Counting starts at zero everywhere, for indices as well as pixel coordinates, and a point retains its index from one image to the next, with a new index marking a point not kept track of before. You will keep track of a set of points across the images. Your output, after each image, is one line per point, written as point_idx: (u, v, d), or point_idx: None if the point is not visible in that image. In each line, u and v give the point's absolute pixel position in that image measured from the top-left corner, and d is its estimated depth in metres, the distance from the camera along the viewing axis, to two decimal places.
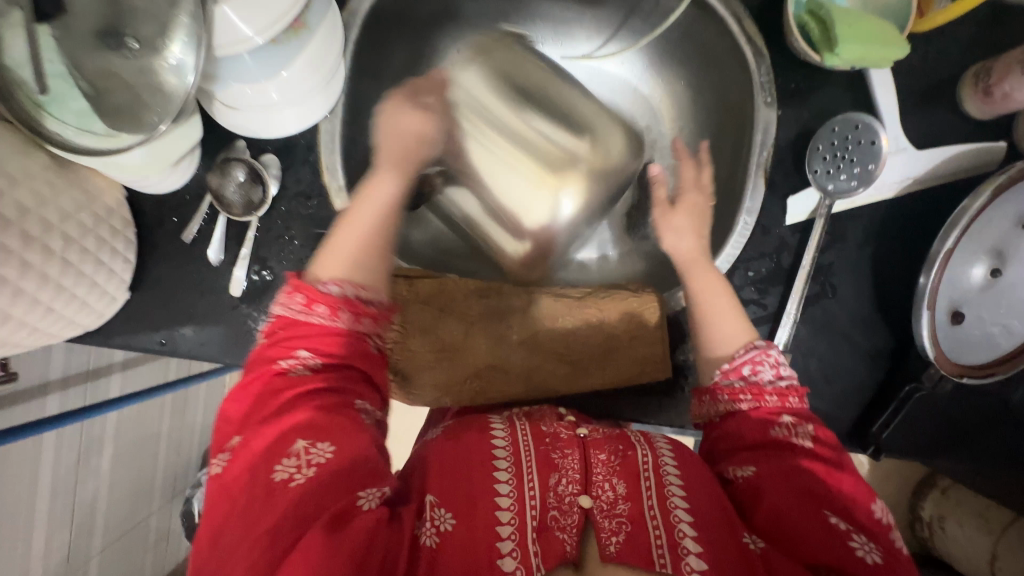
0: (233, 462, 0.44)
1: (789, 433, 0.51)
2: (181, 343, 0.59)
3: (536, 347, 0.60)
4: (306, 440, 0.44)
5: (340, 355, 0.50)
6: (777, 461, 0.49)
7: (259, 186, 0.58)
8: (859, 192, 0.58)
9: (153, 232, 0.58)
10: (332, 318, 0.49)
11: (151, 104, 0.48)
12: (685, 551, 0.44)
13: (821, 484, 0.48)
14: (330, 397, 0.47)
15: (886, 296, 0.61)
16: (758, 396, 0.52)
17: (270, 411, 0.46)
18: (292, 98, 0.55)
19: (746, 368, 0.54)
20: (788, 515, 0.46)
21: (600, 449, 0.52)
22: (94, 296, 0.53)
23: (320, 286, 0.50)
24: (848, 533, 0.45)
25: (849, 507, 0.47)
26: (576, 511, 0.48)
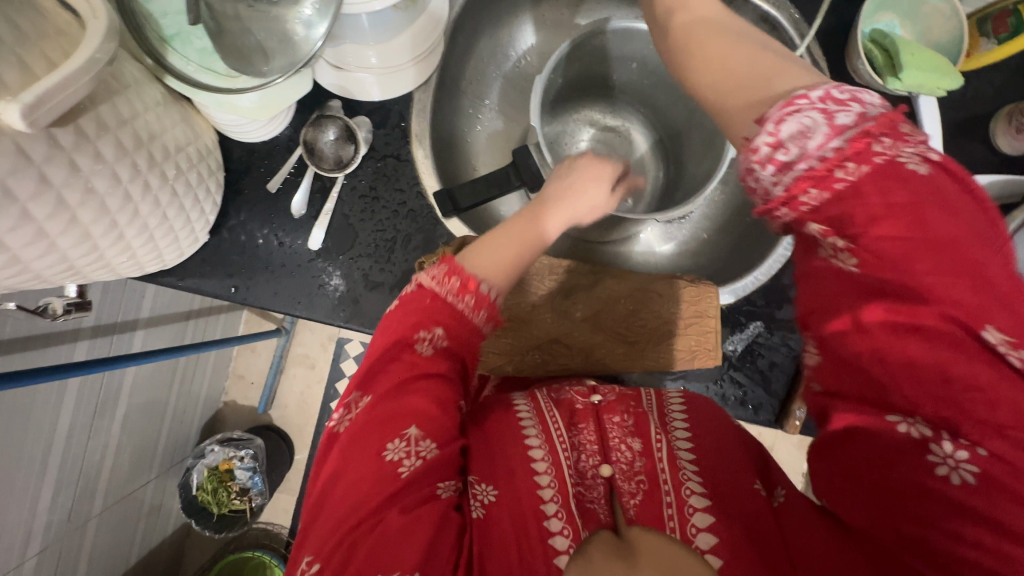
0: (352, 425, 0.48)
1: (837, 255, 0.32)
2: (252, 291, 0.60)
3: (598, 326, 0.63)
4: (419, 431, 0.47)
5: (466, 340, 0.50)
6: (871, 294, 0.31)
7: (351, 146, 0.60)
8: None
9: (239, 179, 0.60)
10: (475, 310, 0.50)
11: (274, 52, 0.50)
12: (691, 510, 0.45)
13: (922, 335, 0.29)
14: (444, 391, 0.48)
15: None
16: (864, 160, 0.30)
17: (393, 388, 0.48)
18: (389, 66, 0.58)
19: (787, 135, 0.31)
20: (854, 451, 0.32)
21: (613, 413, 0.56)
22: (184, 232, 0.53)
23: (476, 278, 0.49)
24: (923, 441, 0.30)
25: (954, 374, 0.29)
26: (600, 482, 0.51)
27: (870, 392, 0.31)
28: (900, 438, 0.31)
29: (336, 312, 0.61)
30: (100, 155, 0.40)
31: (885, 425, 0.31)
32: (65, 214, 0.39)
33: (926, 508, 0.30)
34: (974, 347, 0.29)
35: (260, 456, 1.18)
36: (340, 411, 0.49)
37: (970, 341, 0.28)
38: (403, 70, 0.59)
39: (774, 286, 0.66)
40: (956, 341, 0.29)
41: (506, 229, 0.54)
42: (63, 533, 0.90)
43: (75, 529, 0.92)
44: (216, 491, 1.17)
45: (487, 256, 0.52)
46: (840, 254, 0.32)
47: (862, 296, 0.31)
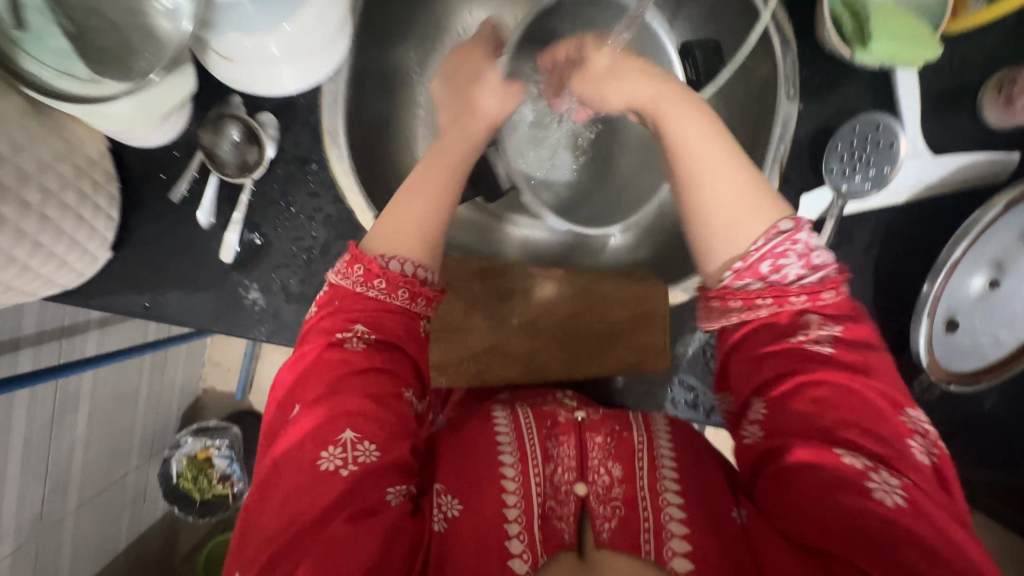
0: (286, 435, 0.43)
1: (812, 337, 0.45)
2: (167, 307, 0.56)
3: (537, 331, 0.59)
4: (357, 433, 0.42)
5: (393, 325, 0.46)
6: (795, 369, 0.44)
7: (256, 147, 0.55)
8: (870, 196, 0.58)
9: (139, 188, 0.55)
10: (391, 293, 0.46)
11: (142, 50, 0.44)
12: (669, 535, 0.43)
13: (841, 397, 0.42)
14: (380, 383, 0.44)
15: (886, 300, 0.61)
16: (811, 297, 0.45)
17: (325, 387, 0.43)
18: (294, 55, 0.51)
19: (765, 266, 0.45)
20: (802, 482, 0.40)
21: (596, 432, 0.50)
22: (74, 254, 0.49)
23: (378, 258, 0.46)
24: (862, 469, 0.40)
25: (859, 425, 0.41)
26: (572, 500, 0.47)
27: (796, 431, 0.42)
28: (846, 467, 0.40)
29: (258, 327, 0.57)
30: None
31: (834, 460, 0.40)
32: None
33: (862, 525, 0.38)
34: (861, 404, 0.42)
35: (237, 445, 1.21)
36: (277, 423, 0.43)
37: (858, 413, 0.42)
38: (311, 58, 0.53)
39: None
40: (850, 388, 0.42)
41: (409, 193, 0.49)
42: (37, 531, 0.92)
43: (51, 524, 0.95)
44: (196, 479, 1.18)
45: (386, 229, 0.48)
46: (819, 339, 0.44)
47: (773, 361, 0.45)
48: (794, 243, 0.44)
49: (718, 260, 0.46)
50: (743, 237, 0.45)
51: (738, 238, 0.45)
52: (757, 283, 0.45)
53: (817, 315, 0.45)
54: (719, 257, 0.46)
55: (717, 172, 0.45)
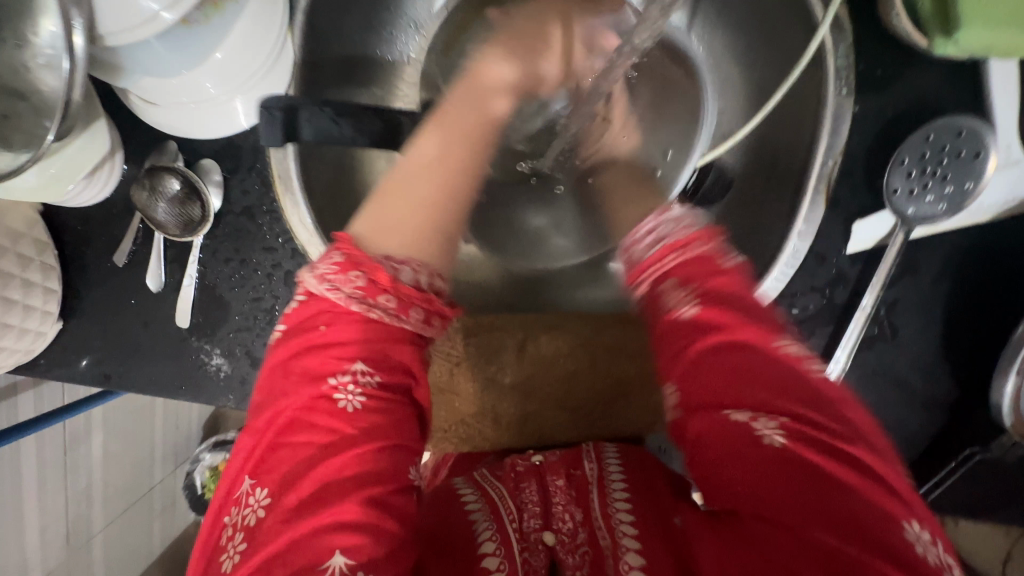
0: (250, 554, 0.32)
1: (676, 300, 0.39)
2: (126, 378, 0.52)
3: (532, 392, 0.52)
4: (348, 558, 0.31)
5: (409, 358, 0.37)
6: (690, 366, 0.37)
7: (195, 203, 0.47)
8: (944, 219, 0.46)
9: (81, 253, 0.49)
10: (403, 314, 0.36)
11: (31, 108, 0.37)
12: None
13: (728, 352, 0.36)
14: (379, 467, 0.34)
15: (958, 340, 0.51)
16: (683, 246, 0.42)
17: (307, 493, 0.33)
18: (234, 86, 0.44)
19: (650, 233, 0.43)
20: (723, 476, 0.33)
21: (557, 474, 0.47)
22: (9, 338, 0.45)
23: (384, 269, 0.36)
24: (769, 434, 0.33)
25: (754, 379, 0.35)
26: (541, 550, 0.41)
27: (701, 409, 0.35)
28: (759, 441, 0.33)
29: (225, 396, 0.52)
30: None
31: (727, 425, 0.34)
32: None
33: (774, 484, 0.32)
34: (750, 349, 0.36)
35: None
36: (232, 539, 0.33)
37: (749, 366, 0.35)
38: (260, 81, 0.45)
39: None
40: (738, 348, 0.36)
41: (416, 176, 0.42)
42: (66, 553, 0.95)
43: (79, 545, 0.97)
44: None
45: (384, 220, 0.39)
46: (687, 298, 0.39)
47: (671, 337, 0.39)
48: (639, 230, 0.44)
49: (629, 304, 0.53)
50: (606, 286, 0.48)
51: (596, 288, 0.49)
52: (645, 246, 0.43)
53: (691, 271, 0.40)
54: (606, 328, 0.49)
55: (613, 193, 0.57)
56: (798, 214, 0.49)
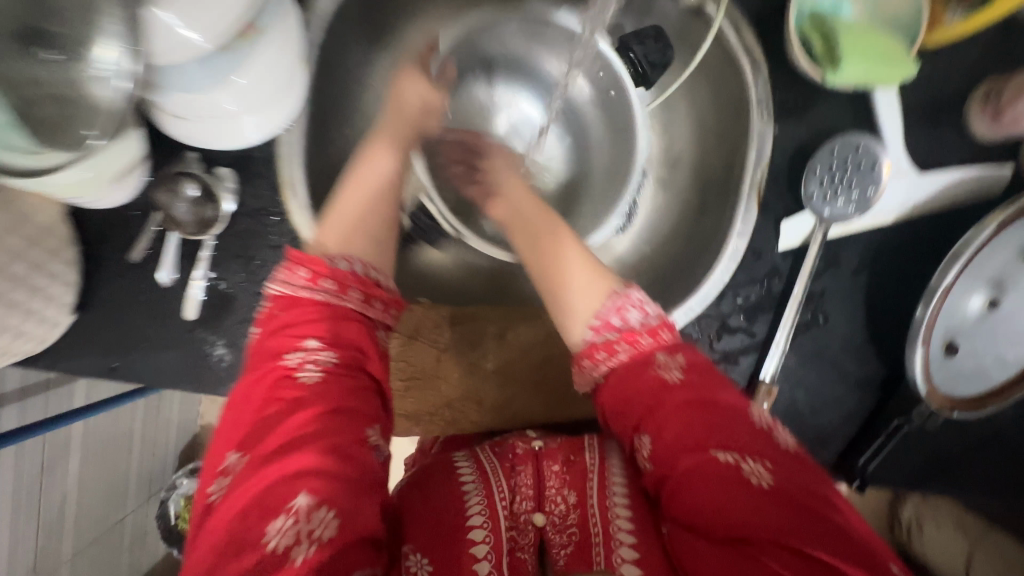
0: (229, 497, 0.39)
1: (663, 366, 0.47)
2: (133, 368, 0.55)
3: (511, 377, 0.57)
4: (310, 498, 0.39)
5: (354, 334, 0.47)
6: (654, 395, 0.46)
7: (212, 203, 0.54)
8: (855, 218, 0.55)
9: (99, 250, 0.54)
10: (342, 293, 0.48)
11: (79, 116, 0.43)
12: (618, 543, 0.45)
13: (705, 409, 0.44)
14: (334, 424, 0.42)
15: (879, 325, 0.59)
16: (653, 335, 0.49)
17: (276, 445, 0.40)
18: (252, 105, 0.50)
19: (615, 318, 0.49)
20: (697, 494, 0.41)
21: (553, 460, 0.53)
22: (30, 324, 0.49)
23: (326, 261, 0.48)
24: (735, 463, 0.42)
25: (728, 428, 0.44)
26: (531, 529, 0.50)
27: (678, 447, 0.44)
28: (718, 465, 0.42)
29: (226, 385, 0.56)
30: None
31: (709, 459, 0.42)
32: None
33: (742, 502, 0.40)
34: (720, 407, 0.45)
35: None
36: (212, 485, 0.40)
37: (720, 417, 0.44)
38: (278, 100, 0.52)
39: (712, 315, 0.59)
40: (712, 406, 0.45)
41: (356, 190, 0.54)
42: None
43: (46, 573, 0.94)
44: None
45: (330, 227, 0.52)
46: (666, 365, 0.47)
47: (651, 401, 0.46)
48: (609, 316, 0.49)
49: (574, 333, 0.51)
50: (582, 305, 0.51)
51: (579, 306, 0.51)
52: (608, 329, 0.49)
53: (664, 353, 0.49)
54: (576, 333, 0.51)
55: (563, 250, 0.53)
56: (735, 216, 0.57)
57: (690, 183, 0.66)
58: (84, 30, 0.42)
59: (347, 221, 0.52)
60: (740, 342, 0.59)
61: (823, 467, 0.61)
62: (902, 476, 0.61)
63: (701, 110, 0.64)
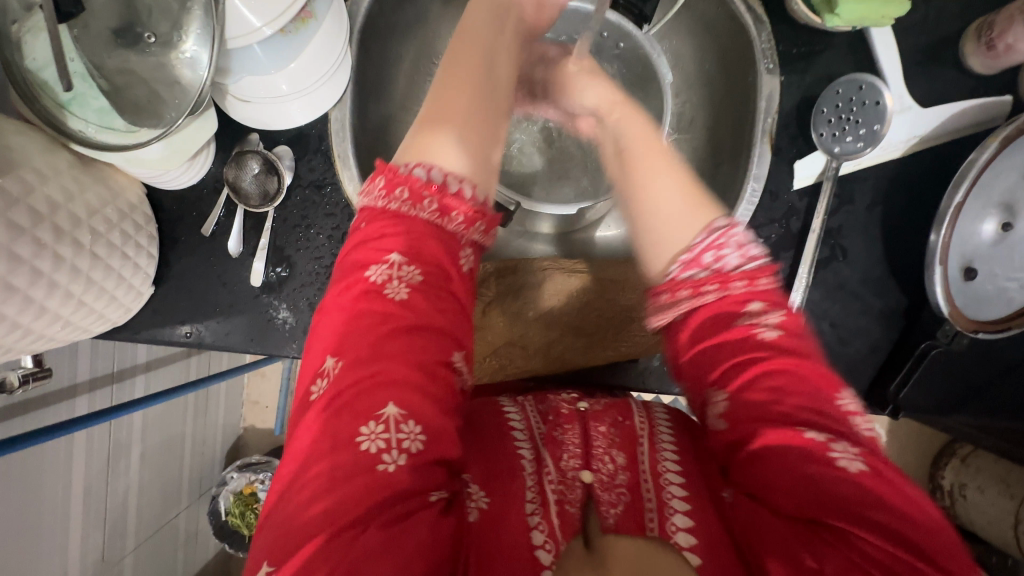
0: (325, 395, 0.42)
1: (755, 321, 0.47)
2: (206, 333, 0.61)
3: (553, 322, 0.61)
4: (398, 409, 0.40)
5: (435, 259, 0.46)
6: (740, 345, 0.46)
7: (274, 177, 0.59)
8: (865, 153, 0.59)
9: (173, 227, 0.60)
10: (418, 203, 0.47)
11: (168, 99, 0.49)
12: (672, 511, 0.42)
13: (801, 390, 0.43)
14: (417, 352, 0.43)
15: (897, 255, 0.62)
16: (750, 280, 0.49)
17: (365, 358, 0.42)
18: (302, 89, 0.56)
19: (708, 256, 0.49)
20: (782, 464, 0.41)
21: (600, 421, 0.50)
22: (121, 289, 0.54)
23: (401, 170, 0.47)
24: (825, 441, 0.41)
25: (823, 408, 0.42)
26: (579, 486, 0.45)
27: (758, 415, 0.43)
28: (808, 442, 0.41)
29: (289, 345, 0.61)
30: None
31: (799, 438, 0.41)
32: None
33: (832, 487, 0.39)
34: (811, 387, 0.43)
35: None
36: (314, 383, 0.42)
37: (808, 395, 0.43)
38: (326, 84, 0.58)
39: None
40: (803, 390, 0.43)
41: (443, 112, 0.51)
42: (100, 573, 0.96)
43: (112, 566, 0.98)
44: (244, 514, 1.20)
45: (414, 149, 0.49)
46: (760, 316, 0.47)
47: (738, 356, 0.46)
48: (693, 246, 0.50)
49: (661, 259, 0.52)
50: (680, 238, 0.51)
51: (675, 237, 0.51)
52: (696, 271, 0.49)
53: (760, 303, 0.48)
54: (663, 258, 0.51)
55: (658, 175, 0.54)
56: (751, 161, 0.61)
57: (705, 142, 0.71)
58: (173, 16, 0.48)
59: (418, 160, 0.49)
60: None
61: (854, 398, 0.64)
62: (933, 402, 0.63)
63: (710, 71, 0.69)
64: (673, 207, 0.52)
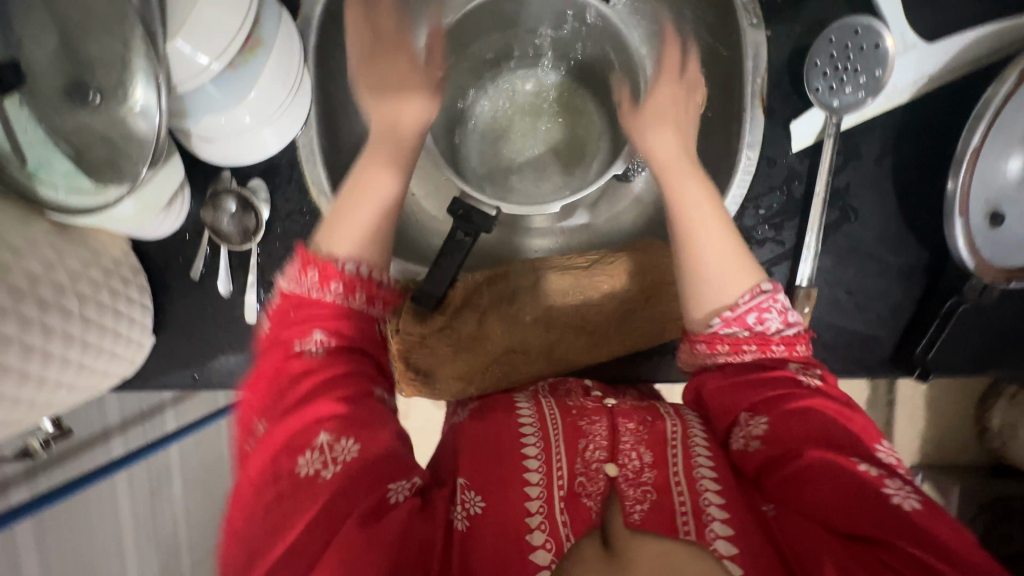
0: (256, 451, 0.43)
1: (800, 371, 0.47)
2: (212, 374, 0.61)
3: (552, 324, 0.60)
4: (331, 435, 0.42)
5: (357, 332, 0.48)
6: (785, 386, 0.46)
7: (252, 214, 0.59)
8: (867, 103, 0.54)
9: (162, 275, 0.60)
10: (323, 287, 0.47)
11: (128, 152, 0.48)
12: (710, 518, 0.40)
13: (842, 427, 0.44)
14: (349, 385, 0.45)
15: (914, 208, 0.57)
16: (788, 347, 0.48)
17: (290, 406, 0.44)
18: (266, 118, 0.55)
19: (751, 317, 0.48)
20: (826, 488, 0.41)
21: (629, 418, 0.49)
22: (120, 345, 0.55)
23: (332, 261, 0.48)
24: (874, 476, 0.41)
25: (862, 448, 0.43)
26: (602, 480, 0.43)
27: (798, 439, 0.44)
28: (857, 473, 0.41)
29: None
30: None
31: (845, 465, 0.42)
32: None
33: (879, 512, 0.39)
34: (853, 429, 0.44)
35: None
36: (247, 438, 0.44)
37: (848, 432, 0.44)
38: (290, 107, 0.57)
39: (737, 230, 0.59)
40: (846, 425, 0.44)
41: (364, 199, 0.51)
42: None
43: None
44: None
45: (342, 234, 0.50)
46: (803, 371, 0.47)
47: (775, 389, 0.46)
48: (737, 305, 0.48)
49: (706, 307, 0.49)
50: (730, 290, 0.49)
51: (722, 290, 0.49)
52: (739, 330, 0.48)
53: (796, 364, 0.48)
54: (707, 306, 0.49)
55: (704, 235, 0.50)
56: (743, 128, 0.57)
57: None
58: (117, 71, 0.46)
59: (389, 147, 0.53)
60: (771, 252, 0.59)
61: (879, 364, 0.60)
62: (968, 358, 0.59)
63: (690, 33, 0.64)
64: (721, 266, 0.49)
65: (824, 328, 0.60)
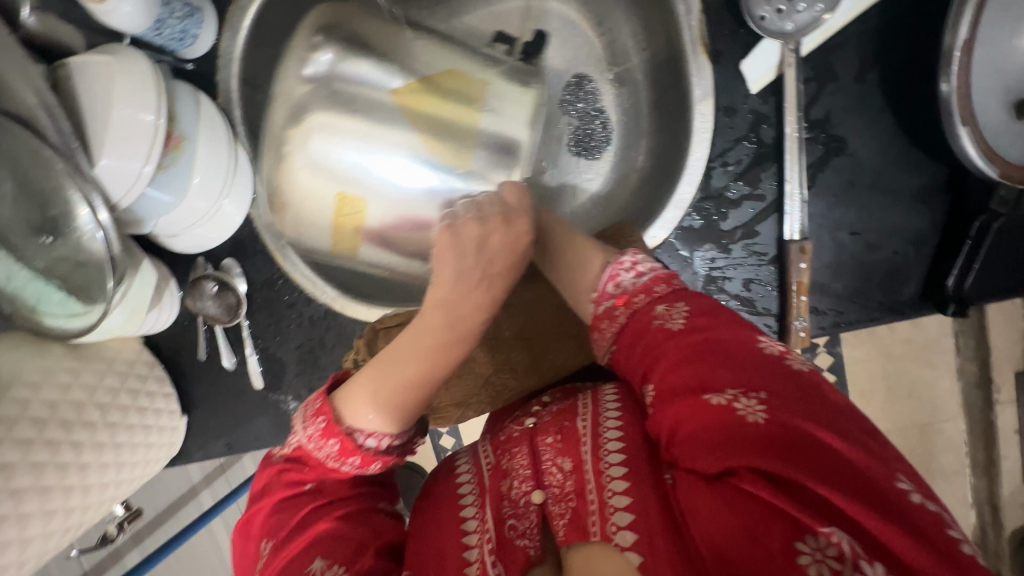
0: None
1: (664, 316, 0.38)
2: (240, 442, 0.66)
3: (534, 335, 0.58)
4: (324, 559, 0.37)
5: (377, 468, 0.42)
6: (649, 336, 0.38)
7: (231, 292, 0.62)
8: (827, 17, 0.48)
9: (177, 361, 0.65)
10: (365, 466, 0.41)
11: (94, 273, 0.51)
12: (612, 511, 0.35)
13: (715, 352, 0.34)
14: (353, 516, 0.40)
15: (912, 121, 0.49)
16: (648, 293, 0.40)
17: (293, 539, 0.39)
18: (218, 197, 0.57)
19: (609, 284, 0.42)
20: (700, 436, 0.32)
21: (547, 432, 0.42)
22: (152, 436, 0.60)
23: (352, 438, 0.40)
24: (734, 401, 0.32)
25: (736, 365, 0.33)
26: (533, 511, 0.39)
27: (674, 388, 0.35)
28: (725, 408, 0.32)
29: None
30: (3, 465, 0.47)
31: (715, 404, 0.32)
32: (11, 518, 0.48)
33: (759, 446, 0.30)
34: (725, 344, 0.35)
35: None
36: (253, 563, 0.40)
37: (720, 351, 0.34)
38: (236, 179, 0.58)
39: (708, 195, 0.53)
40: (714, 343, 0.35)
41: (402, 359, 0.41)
42: None
43: None
44: None
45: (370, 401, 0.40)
46: (672, 314, 0.38)
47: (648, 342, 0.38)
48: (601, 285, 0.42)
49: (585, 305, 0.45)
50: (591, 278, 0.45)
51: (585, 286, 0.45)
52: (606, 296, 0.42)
53: (661, 301, 0.39)
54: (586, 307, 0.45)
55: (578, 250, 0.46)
56: (691, 82, 0.51)
57: (649, 69, 0.60)
58: (60, 205, 0.49)
59: (468, 305, 0.44)
60: (750, 211, 0.53)
61: (907, 305, 0.53)
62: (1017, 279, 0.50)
63: None
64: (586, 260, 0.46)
65: (836, 278, 0.53)
